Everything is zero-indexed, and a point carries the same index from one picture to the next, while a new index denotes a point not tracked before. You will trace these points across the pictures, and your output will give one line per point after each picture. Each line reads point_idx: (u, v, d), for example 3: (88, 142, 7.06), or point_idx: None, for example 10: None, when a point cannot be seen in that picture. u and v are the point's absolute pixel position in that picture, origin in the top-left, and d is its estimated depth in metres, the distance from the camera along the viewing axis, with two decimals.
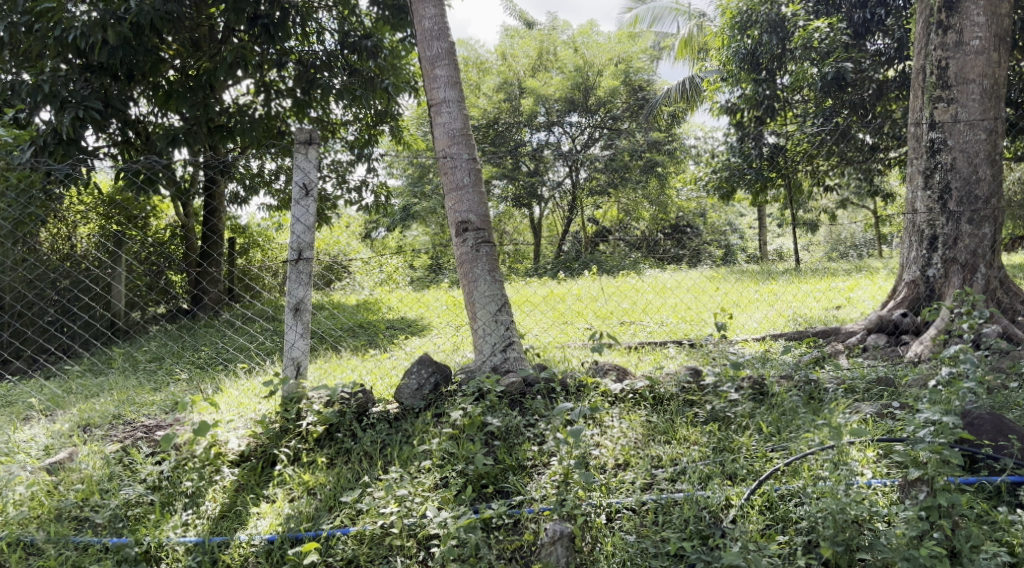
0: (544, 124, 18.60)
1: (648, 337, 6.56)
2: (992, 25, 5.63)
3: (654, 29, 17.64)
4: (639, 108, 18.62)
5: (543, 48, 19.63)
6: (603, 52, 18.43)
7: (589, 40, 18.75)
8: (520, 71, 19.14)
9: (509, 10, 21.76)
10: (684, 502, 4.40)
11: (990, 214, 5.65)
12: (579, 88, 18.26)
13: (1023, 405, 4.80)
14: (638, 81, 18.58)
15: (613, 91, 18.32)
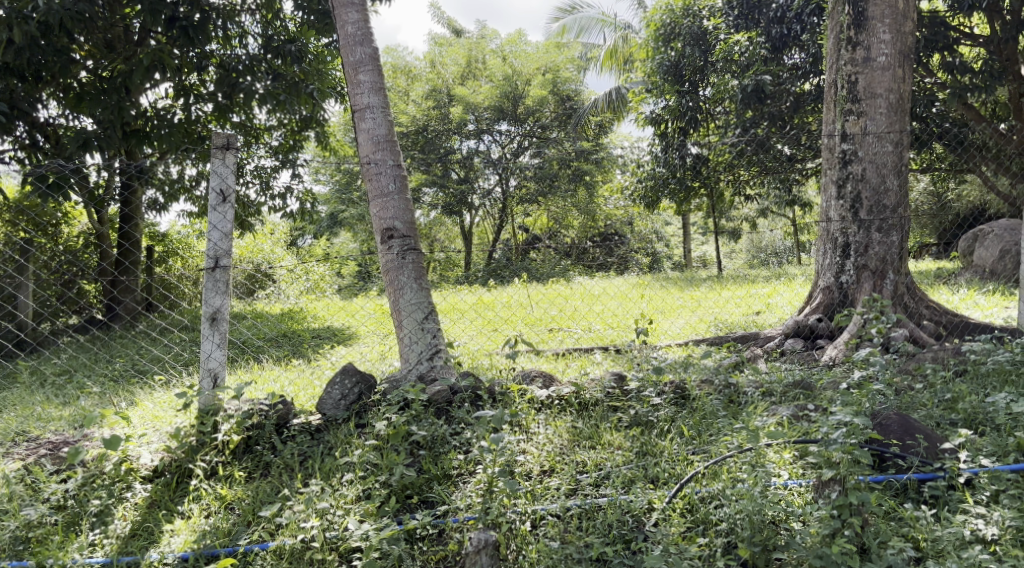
0: (473, 131, 18.44)
1: (576, 343, 6.62)
2: (897, 42, 5.89)
3: (581, 39, 17.88)
4: (568, 118, 18.87)
5: (472, 56, 19.75)
6: (531, 61, 18.36)
7: (517, 50, 18.81)
8: (449, 79, 19.20)
9: (437, 17, 21.74)
10: (608, 507, 4.44)
11: (898, 222, 5.90)
12: (508, 97, 18.27)
13: (928, 406, 5.02)
14: (566, 91, 18.60)
15: (542, 100, 18.34)
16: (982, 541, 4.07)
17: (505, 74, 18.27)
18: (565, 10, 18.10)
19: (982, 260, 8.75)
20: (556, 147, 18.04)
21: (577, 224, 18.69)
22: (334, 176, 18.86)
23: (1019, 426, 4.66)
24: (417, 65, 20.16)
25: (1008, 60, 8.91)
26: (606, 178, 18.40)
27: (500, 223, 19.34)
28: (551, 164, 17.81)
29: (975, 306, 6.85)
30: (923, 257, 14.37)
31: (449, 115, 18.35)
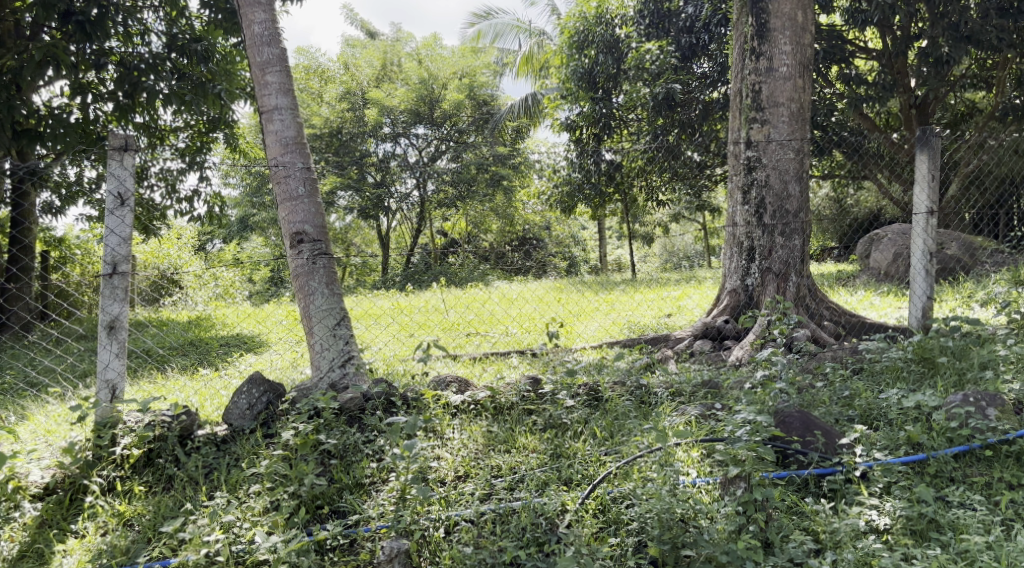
0: (389, 134, 18.35)
1: (493, 347, 6.62)
2: (797, 54, 6.13)
3: (497, 45, 17.99)
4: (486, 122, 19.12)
5: (388, 59, 19.73)
6: (447, 66, 18.68)
7: (432, 53, 19.02)
8: (364, 81, 19.13)
9: (350, 19, 21.52)
10: (522, 510, 4.44)
11: (799, 226, 6.15)
12: (425, 100, 18.27)
13: (827, 403, 5.23)
14: (483, 96, 18.94)
15: (458, 104, 18.32)
16: (875, 531, 4.26)
17: (421, 78, 18.20)
18: (481, 15, 18.18)
19: (877, 263, 9.19)
20: (474, 152, 18.08)
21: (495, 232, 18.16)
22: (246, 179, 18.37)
23: (909, 420, 4.90)
24: (331, 67, 20.10)
25: (898, 74, 9.43)
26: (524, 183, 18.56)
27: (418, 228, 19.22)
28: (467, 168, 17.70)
29: (871, 306, 7.20)
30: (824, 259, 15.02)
31: (363, 118, 18.39)
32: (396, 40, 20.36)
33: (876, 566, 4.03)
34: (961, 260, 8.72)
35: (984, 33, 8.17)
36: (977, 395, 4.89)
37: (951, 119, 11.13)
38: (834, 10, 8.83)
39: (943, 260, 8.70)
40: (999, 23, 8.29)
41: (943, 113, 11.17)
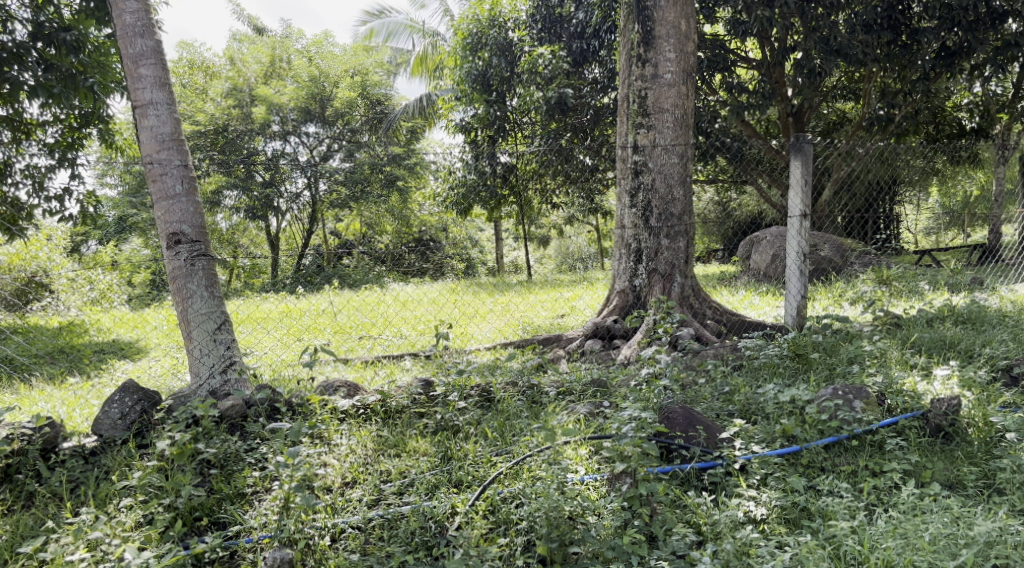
0: (278, 133, 17.96)
1: (386, 350, 6.54)
2: (680, 61, 6.34)
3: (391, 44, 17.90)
4: (380, 122, 18.84)
5: (275, 56, 19.26)
6: (339, 63, 18.30)
7: (322, 51, 18.58)
8: (251, 78, 18.64)
9: (237, 13, 20.85)
10: (410, 515, 4.39)
11: (683, 228, 6.37)
12: (315, 98, 17.86)
13: (709, 399, 5.44)
14: (377, 95, 18.66)
15: (350, 102, 18.02)
16: (753, 521, 4.43)
17: (311, 75, 17.85)
18: (373, 14, 18.02)
19: (758, 264, 9.61)
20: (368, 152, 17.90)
21: (391, 230, 18.35)
22: (125, 177, 17.43)
23: (784, 413, 5.12)
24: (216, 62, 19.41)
25: (776, 83, 9.94)
26: (420, 184, 18.46)
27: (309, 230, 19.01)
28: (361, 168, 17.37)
29: (751, 305, 7.53)
30: (710, 260, 15.65)
31: (251, 115, 17.74)
32: (285, 36, 19.80)
33: (753, 554, 4.18)
34: (833, 261, 9.23)
35: (852, 46, 8.71)
36: (845, 388, 5.17)
37: (824, 128, 11.80)
38: (717, 21, 9.20)
39: (817, 261, 9.19)
40: (865, 38, 8.86)
41: (817, 121, 11.83)
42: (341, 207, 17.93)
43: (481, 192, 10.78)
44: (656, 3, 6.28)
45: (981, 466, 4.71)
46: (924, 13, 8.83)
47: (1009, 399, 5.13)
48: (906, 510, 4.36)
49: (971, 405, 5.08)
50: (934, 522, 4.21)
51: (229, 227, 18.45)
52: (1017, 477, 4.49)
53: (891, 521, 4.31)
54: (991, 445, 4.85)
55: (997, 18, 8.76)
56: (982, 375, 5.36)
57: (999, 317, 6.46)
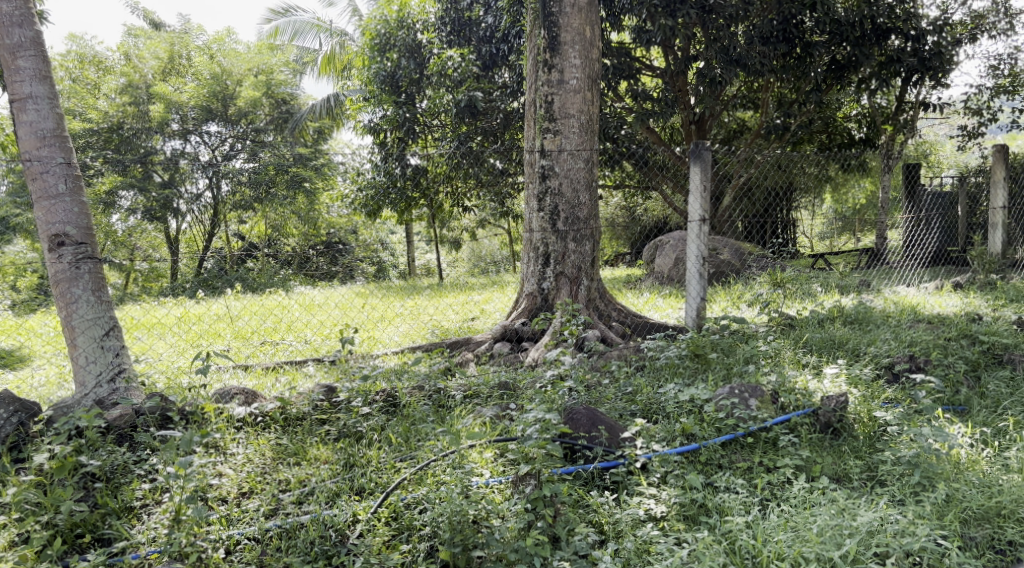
0: (178, 131, 17.32)
1: (288, 357, 6.39)
2: (585, 68, 6.44)
3: (296, 42, 17.85)
4: (284, 122, 18.59)
5: (175, 52, 18.37)
6: (242, 62, 17.85)
7: (225, 48, 18.07)
8: (149, 74, 17.74)
9: (132, 9, 19.76)
10: (309, 524, 4.29)
11: (589, 232, 6.48)
12: (217, 96, 17.59)
13: (612, 399, 5.53)
14: (282, 95, 18.47)
15: (254, 101, 17.77)
16: (653, 519, 4.50)
17: (212, 73, 17.53)
18: (278, 12, 17.77)
19: (662, 267, 9.83)
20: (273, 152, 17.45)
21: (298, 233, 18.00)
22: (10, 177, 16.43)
23: (684, 412, 5.24)
24: (110, 57, 18.57)
25: (680, 91, 10.25)
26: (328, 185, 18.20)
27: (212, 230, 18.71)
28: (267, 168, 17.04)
29: (655, 307, 7.69)
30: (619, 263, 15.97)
31: (148, 114, 17.08)
32: (184, 31, 19.01)
33: (653, 552, 4.24)
34: (733, 264, 9.57)
35: (750, 57, 9.14)
36: (741, 387, 5.35)
37: (726, 135, 12.20)
38: (623, 29, 9.41)
39: (719, 265, 9.50)
40: (762, 50, 9.26)
41: (719, 129, 12.23)
42: (249, 209, 17.38)
43: (393, 194, 10.62)
44: (562, 9, 6.35)
45: (865, 459, 4.94)
46: (817, 28, 9.31)
47: (891, 395, 5.41)
48: (797, 504, 4.52)
49: (857, 402, 5.31)
50: (822, 515, 4.36)
51: (126, 228, 17.23)
52: (897, 468, 4.73)
53: (783, 515, 4.46)
54: (874, 440, 5.08)
55: (881, 34, 9.42)
56: (867, 372, 5.63)
57: (883, 317, 6.82)
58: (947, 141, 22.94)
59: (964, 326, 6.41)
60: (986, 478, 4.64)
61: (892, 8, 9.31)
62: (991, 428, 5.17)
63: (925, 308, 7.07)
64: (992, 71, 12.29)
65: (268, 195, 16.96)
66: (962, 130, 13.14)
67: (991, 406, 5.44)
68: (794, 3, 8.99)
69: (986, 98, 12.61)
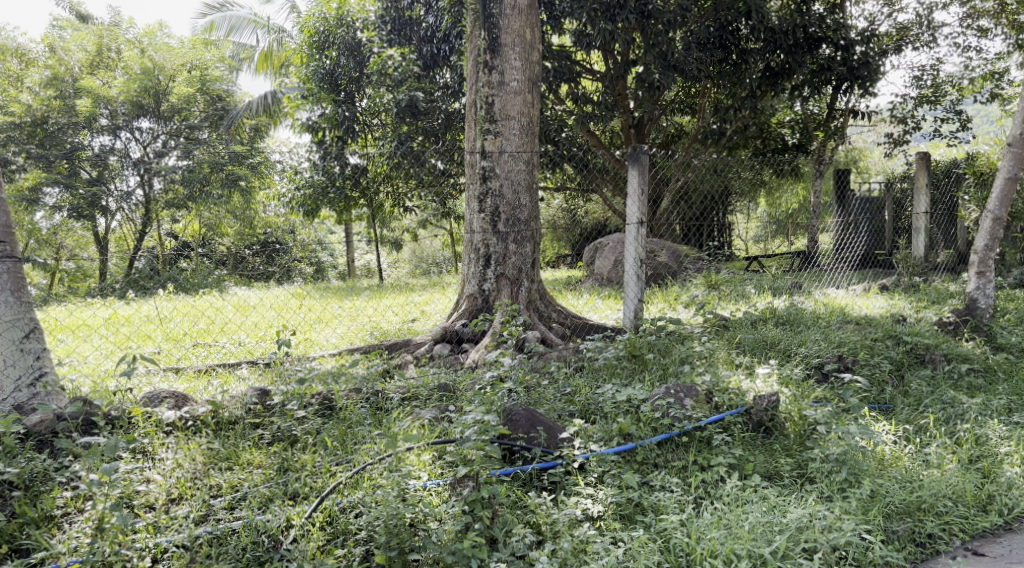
0: (107, 127, 16.81)
1: (222, 359, 6.26)
2: (526, 70, 6.46)
3: (232, 38, 18.02)
4: (221, 120, 18.41)
5: (103, 45, 17.85)
6: (175, 57, 17.33)
7: (156, 43, 17.43)
8: (75, 67, 17.25)
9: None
10: (241, 530, 4.20)
11: (530, 234, 6.50)
12: (149, 92, 17.05)
13: (551, 400, 5.56)
14: (217, 91, 18.21)
15: (187, 97, 17.41)
16: (590, 518, 4.53)
17: (143, 68, 16.88)
18: (213, 7, 17.46)
19: (601, 269, 9.91)
20: (206, 149, 17.04)
21: (232, 232, 17.60)
22: None
23: (620, 412, 5.30)
24: (35, 48, 17.87)
25: (619, 95, 10.41)
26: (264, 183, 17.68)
27: (144, 229, 17.83)
28: (200, 165, 16.50)
29: (594, 309, 7.75)
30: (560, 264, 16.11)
31: (75, 107, 16.66)
32: (114, 24, 18.51)
33: (589, 552, 4.26)
34: (670, 267, 9.73)
35: (687, 63, 9.31)
36: (677, 387, 5.43)
37: (664, 140, 12.39)
38: (564, 32, 9.49)
39: (657, 267, 9.64)
40: (699, 56, 9.46)
41: (657, 133, 12.40)
42: (180, 208, 16.80)
43: (331, 193, 10.60)
44: (502, 11, 6.38)
45: (795, 457, 5.06)
46: (751, 35, 9.54)
47: (820, 394, 5.56)
48: (730, 501, 4.61)
49: (788, 401, 5.45)
50: (754, 512, 4.45)
51: (51, 227, 16.79)
52: (826, 465, 4.86)
53: (716, 513, 4.53)
54: (804, 437, 5.22)
55: (812, 43, 9.71)
56: (798, 372, 5.79)
57: (813, 318, 7.02)
58: (872, 149, 23.77)
59: (889, 327, 6.62)
60: (908, 473, 4.81)
61: (823, 18, 9.68)
62: (913, 426, 5.37)
63: (853, 310, 7.29)
64: (916, 81, 12.76)
65: (201, 194, 16.60)
66: (888, 137, 13.64)
67: (913, 404, 5.66)
68: (730, 11, 9.23)
69: (911, 107, 13.11)
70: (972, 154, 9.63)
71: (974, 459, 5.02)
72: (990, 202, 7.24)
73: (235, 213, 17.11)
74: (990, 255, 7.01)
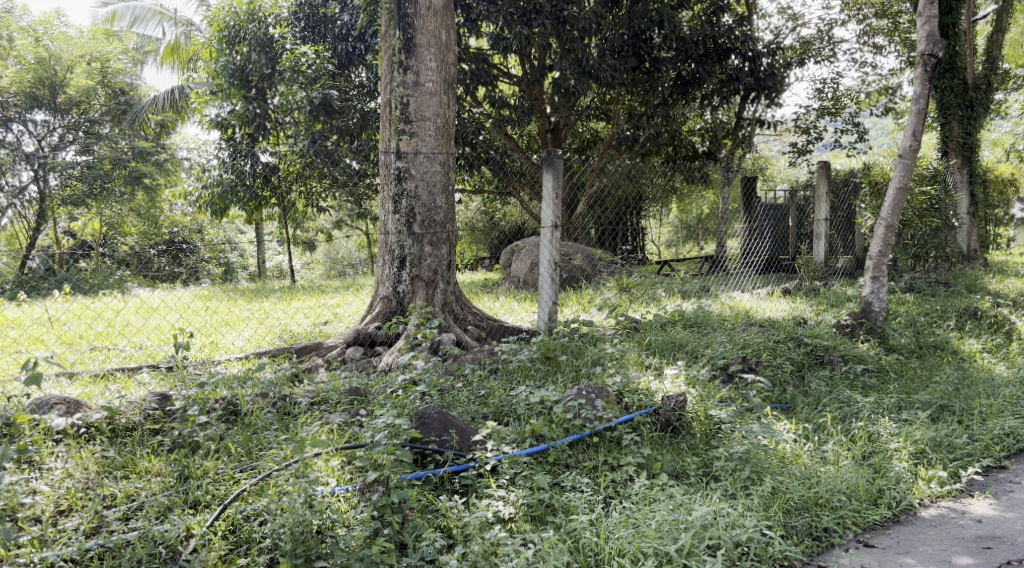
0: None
1: (121, 362, 6.01)
2: (441, 71, 6.45)
3: (136, 30, 17.80)
4: (123, 114, 17.74)
5: None
6: (73, 47, 16.66)
7: (53, 31, 16.66)
8: None
9: None
10: (136, 542, 4.02)
11: (446, 236, 6.48)
12: (44, 83, 16.18)
13: (464, 403, 5.53)
14: (119, 85, 17.58)
15: (87, 90, 16.70)
16: (501, 521, 4.50)
17: (37, 57, 16.12)
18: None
19: (517, 272, 9.98)
20: (108, 144, 16.41)
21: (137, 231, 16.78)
22: None
23: (533, 414, 5.34)
24: None
25: (536, 100, 10.54)
26: (169, 181, 17.55)
27: (38, 227, 16.87)
28: (100, 161, 15.93)
29: (509, 312, 7.79)
30: (479, 268, 16.12)
31: None
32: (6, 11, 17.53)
33: (500, 554, 4.23)
34: (584, 270, 9.93)
35: (601, 70, 9.45)
36: (589, 388, 5.50)
37: (580, 145, 12.56)
38: (481, 35, 9.53)
39: (571, 270, 9.83)
40: (614, 62, 9.65)
41: (574, 138, 12.57)
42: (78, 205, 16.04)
43: (239, 191, 10.26)
44: (417, 12, 6.35)
45: (701, 456, 5.18)
46: (663, 45, 9.81)
47: (724, 395, 5.73)
48: (638, 500, 4.68)
49: (694, 401, 5.58)
50: (661, 510, 4.54)
51: None
52: (730, 464, 5.00)
53: (624, 512, 4.59)
54: (710, 436, 5.35)
55: (721, 53, 10.13)
56: (704, 373, 5.95)
57: (719, 320, 7.24)
58: (776, 158, 24.71)
59: (791, 329, 6.88)
60: (807, 470, 5.00)
61: (731, 30, 10.06)
62: (812, 424, 5.59)
63: (757, 313, 7.54)
64: (818, 93, 13.33)
65: (102, 191, 15.95)
66: (792, 146, 14.08)
67: (812, 403, 5.91)
68: (643, 20, 9.46)
69: (813, 118, 13.60)
70: (868, 164, 10.14)
71: (867, 455, 5.26)
72: (883, 211, 7.61)
73: (139, 211, 16.42)
74: (883, 260, 7.38)
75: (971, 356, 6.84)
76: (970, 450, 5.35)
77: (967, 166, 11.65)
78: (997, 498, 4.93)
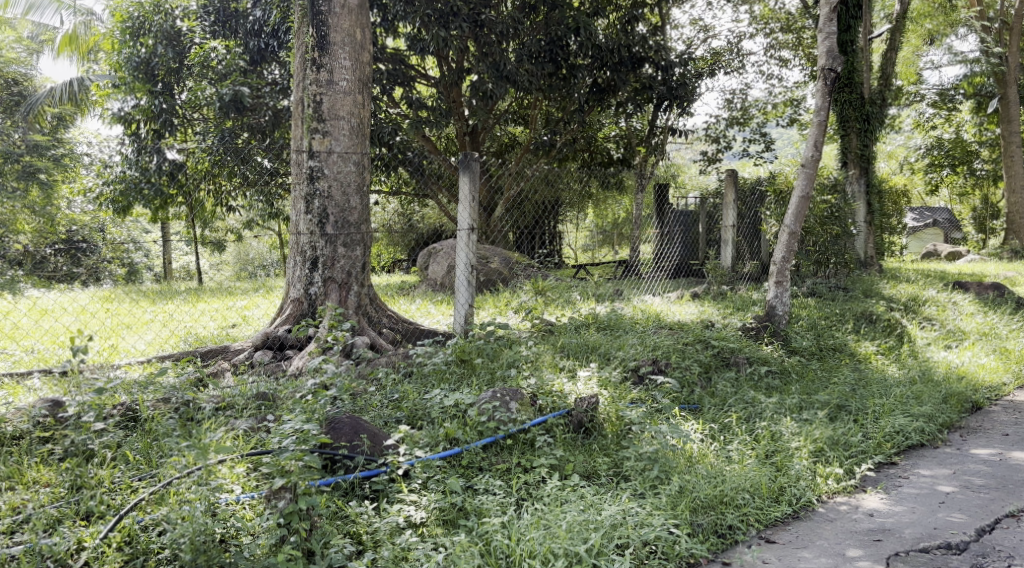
0: None
1: (10, 367, 5.72)
2: (356, 71, 6.37)
3: (30, 17, 17.06)
4: (15, 106, 16.97)
5: None
6: None
7: None
8: None
9: None
10: (20, 556, 3.78)
11: (360, 237, 6.41)
12: None
13: (376, 406, 5.47)
14: (11, 75, 16.83)
15: None
16: (412, 525, 4.45)
17: None
18: None
19: (435, 274, 9.94)
20: None
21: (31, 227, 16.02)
22: None
23: (447, 417, 5.31)
24: None
25: (453, 103, 10.62)
26: (67, 177, 16.75)
27: None
28: None
29: (426, 314, 7.75)
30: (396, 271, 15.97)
31: None
32: None
33: (409, 559, 4.17)
34: (501, 273, 10.00)
35: (519, 74, 9.54)
36: (503, 391, 5.51)
37: (498, 149, 12.64)
38: (398, 35, 9.49)
39: (488, 273, 9.89)
40: (531, 68, 9.75)
41: (492, 142, 12.66)
42: None
43: (144, 189, 9.91)
44: (331, 10, 6.26)
45: (612, 456, 5.27)
46: (580, 52, 9.97)
47: (635, 396, 5.85)
48: (549, 502, 4.70)
49: (606, 402, 5.69)
50: (572, 511, 4.56)
51: None
52: (639, 464, 5.10)
53: (536, 513, 4.60)
54: (620, 437, 5.46)
55: (634, 61, 10.37)
56: (616, 375, 6.06)
57: (630, 323, 7.39)
58: (688, 165, 25.33)
59: (699, 332, 7.07)
60: (712, 470, 5.14)
61: (644, 39, 10.37)
62: (718, 424, 5.78)
63: (667, 316, 7.74)
64: (727, 104, 13.83)
65: None
66: (704, 155, 14.54)
67: (718, 404, 6.10)
68: (560, 26, 9.62)
69: (722, 127, 14.12)
70: (774, 173, 10.55)
71: (770, 453, 5.46)
72: (786, 218, 7.93)
73: (35, 207, 15.65)
74: (786, 266, 7.66)
75: (867, 357, 7.21)
76: (864, 447, 5.60)
77: (864, 177, 12.19)
78: (887, 493, 5.18)
